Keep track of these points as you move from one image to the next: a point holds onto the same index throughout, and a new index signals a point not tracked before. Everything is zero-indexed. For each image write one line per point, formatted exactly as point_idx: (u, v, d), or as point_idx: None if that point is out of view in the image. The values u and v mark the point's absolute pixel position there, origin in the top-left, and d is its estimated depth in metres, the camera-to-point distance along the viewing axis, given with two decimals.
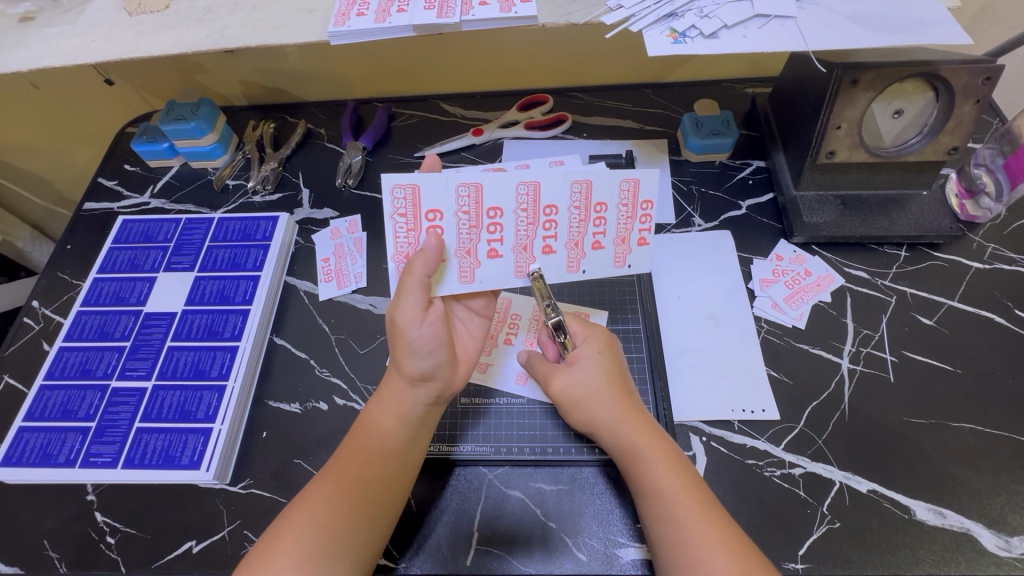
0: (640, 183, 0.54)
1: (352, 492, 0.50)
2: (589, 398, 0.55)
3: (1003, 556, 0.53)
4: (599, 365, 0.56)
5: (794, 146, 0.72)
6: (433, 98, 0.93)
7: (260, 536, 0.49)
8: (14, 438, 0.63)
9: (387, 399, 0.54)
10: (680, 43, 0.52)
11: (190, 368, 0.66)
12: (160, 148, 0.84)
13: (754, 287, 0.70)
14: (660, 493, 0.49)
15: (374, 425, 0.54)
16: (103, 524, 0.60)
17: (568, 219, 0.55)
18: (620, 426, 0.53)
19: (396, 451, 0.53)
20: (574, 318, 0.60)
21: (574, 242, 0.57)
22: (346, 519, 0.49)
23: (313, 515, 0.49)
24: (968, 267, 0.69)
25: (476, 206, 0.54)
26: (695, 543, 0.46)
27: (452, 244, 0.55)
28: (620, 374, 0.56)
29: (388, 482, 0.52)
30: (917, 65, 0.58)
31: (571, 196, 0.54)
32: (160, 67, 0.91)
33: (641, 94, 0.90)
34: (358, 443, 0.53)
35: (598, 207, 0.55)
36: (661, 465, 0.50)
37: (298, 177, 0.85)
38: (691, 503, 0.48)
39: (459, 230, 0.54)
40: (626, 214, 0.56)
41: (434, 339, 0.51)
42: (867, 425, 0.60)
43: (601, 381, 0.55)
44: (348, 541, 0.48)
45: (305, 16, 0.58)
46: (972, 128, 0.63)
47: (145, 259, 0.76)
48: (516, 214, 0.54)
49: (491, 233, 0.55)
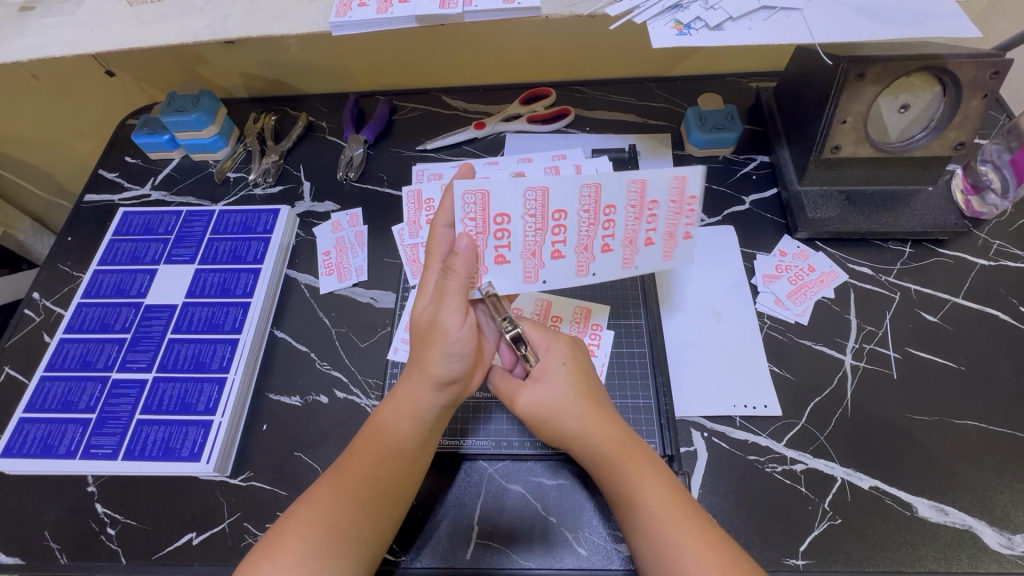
0: (688, 179, 0.52)
1: (362, 491, 0.50)
2: (556, 413, 0.54)
3: (1005, 554, 0.52)
4: (565, 377, 0.55)
5: (799, 141, 0.72)
6: (435, 91, 0.92)
7: (265, 532, 0.49)
8: (15, 429, 0.63)
9: (402, 399, 0.54)
10: (685, 35, 0.51)
11: (191, 360, 0.66)
12: (161, 140, 0.84)
13: (757, 283, 0.69)
14: (639, 503, 0.48)
15: (388, 425, 0.53)
16: (104, 515, 0.60)
17: (625, 218, 0.54)
18: (589, 437, 0.53)
19: (409, 451, 0.53)
20: (533, 326, 0.58)
21: (629, 240, 0.55)
22: (356, 518, 0.49)
23: (321, 513, 0.48)
24: (973, 264, 0.69)
25: (542, 209, 0.53)
26: (675, 550, 0.46)
27: (520, 246, 0.54)
28: (589, 383, 0.56)
29: (400, 482, 0.52)
30: (925, 59, 0.57)
31: (628, 195, 0.53)
32: (161, 58, 0.91)
33: (644, 88, 0.90)
34: (369, 443, 0.53)
35: (651, 206, 0.53)
36: (636, 475, 0.50)
37: (299, 170, 0.85)
38: (672, 510, 0.48)
39: (526, 233, 0.54)
40: (675, 210, 0.54)
41: (468, 343, 0.52)
42: (869, 422, 0.60)
43: (569, 393, 0.54)
44: (358, 538, 0.48)
45: (306, 6, 0.58)
46: (979, 124, 0.63)
47: (146, 251, 0.75)
48: (578, 215, 0.54)
49: (556, 235, 0.54)
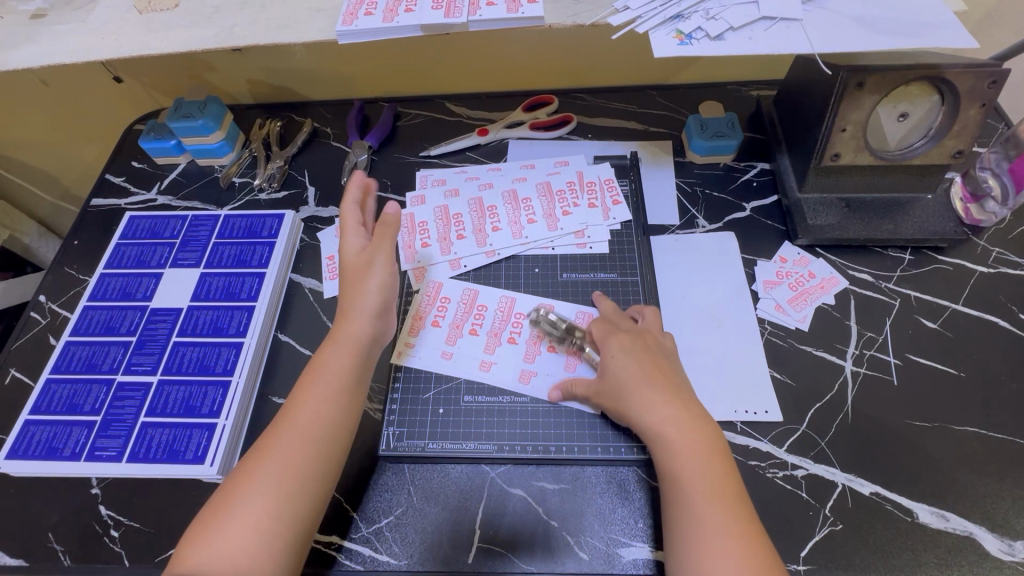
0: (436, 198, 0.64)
1: (285, 465, 0.49)
2: (620, 391, 0.56)
3: (1005, 560, 0.53)
4: (635, 361, 0.56)
5: (799, 149, 0.72)
6: (439, 98, 0.93)
7: (197, 514, 0.49)
8: (21, 430, 0.64)
9: (324, 367, 0.55)
10: (686, 44, 0.52)
11: (196, 363, 0.66)
12: (168, 145, 0.85)
13: (758, 289, 0.70)
14: (685, 484, 0.50)
15: (310, 397, 0.53)
16: (108, 517, 0.61)
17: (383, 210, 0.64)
18: (648, 415, 0.53)
19: (333, 422, 0.53)
20: (597, 324, 0.62)
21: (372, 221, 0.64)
22: (281, 494, 0.48)
23: (245, 491, 0.48)
24: (972, 271, 0.69)
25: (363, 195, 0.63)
26: (712, 535, 0.47)
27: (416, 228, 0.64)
28: (660, 368, 0.56)
29: (323, 457, 0.51)
30: (923, 69, 0.58)
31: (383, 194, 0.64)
32: (169, 64, 0.92)
33: (646, 96, 0.91)
34: (290, 419, 0.52)
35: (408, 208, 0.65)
36: (686, 458, 0.51)
37: (304, 176, 0.86)
38: (714, 496, 0.49)
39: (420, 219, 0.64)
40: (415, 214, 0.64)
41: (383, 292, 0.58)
42: (869, 427, 0.60)
43: (637, 376, 0.55)
44: (286, 515, 0.48)
45: (313, 14, 0.58)
46: (977, 132, 0.63)
47: (152, 255, 0.76)
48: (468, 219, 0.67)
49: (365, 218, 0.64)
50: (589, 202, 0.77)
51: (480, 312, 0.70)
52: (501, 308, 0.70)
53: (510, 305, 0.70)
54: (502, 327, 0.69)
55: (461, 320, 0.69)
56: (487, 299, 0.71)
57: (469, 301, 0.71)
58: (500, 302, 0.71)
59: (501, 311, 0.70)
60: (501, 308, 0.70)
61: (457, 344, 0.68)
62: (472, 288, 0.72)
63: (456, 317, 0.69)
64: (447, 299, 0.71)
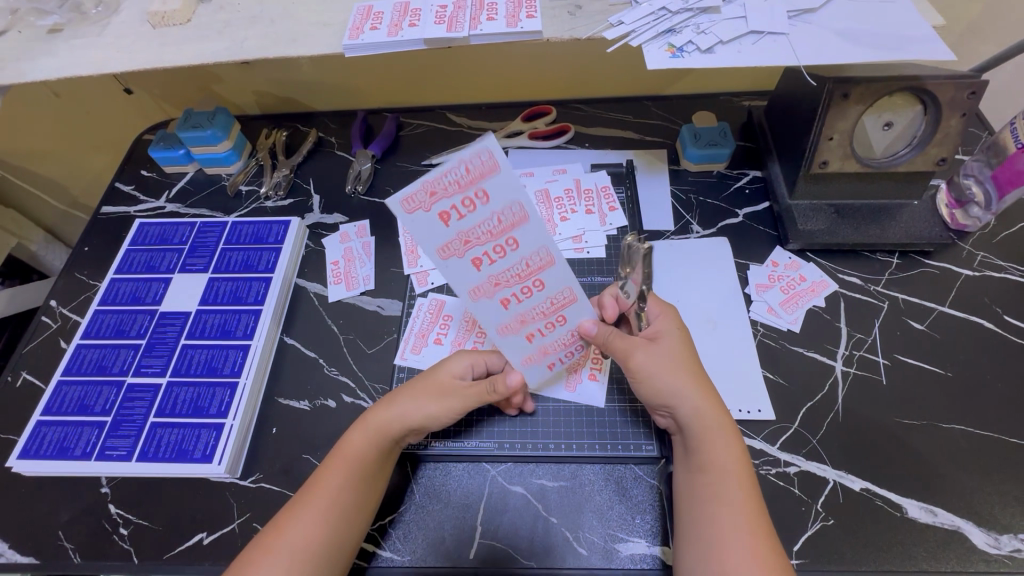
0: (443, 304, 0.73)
1: (329, 511, 0.52)
2: (673, 370, 0.56)
3: (992, 553, 0.54)
4: (682, 346, 0.58)
5: (789, 157, 0.75)
6: (441, 109, 0.96)
7: (245, 548, 0.51)
8: (33, 431, 0.65)
9: (371, 423, 0.57)
10: (677, 57, 0.55)
11: (204, 365, 0.68)
12: (177, 154, 0.87)
13: (751, 292, 0.72)
14: (722, 468, 0.51)
15: (354, 450, 0.55)
16: (117, 516, 0.62)
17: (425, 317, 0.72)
18: (699, 401, 0.54)
19: (371, 469, 0.55)
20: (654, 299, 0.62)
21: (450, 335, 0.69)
22: (323, 536, 0.51)
23: (292, 534, 0.51)
24: (958, 274, 0.72)
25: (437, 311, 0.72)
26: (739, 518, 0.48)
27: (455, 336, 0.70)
28: (695, 361, 0.58)
29: (362, 503, 0.54)
30: (904, 80, 0.61)
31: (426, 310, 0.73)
32: (178, 76, 0.95)
33: (641, 106, 0.93)
34: (332, 467, 0.55)
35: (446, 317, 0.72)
36: (727, 446, 0.52)
37: (309, 183, 0.88)
38: (743, 487, 0.50)
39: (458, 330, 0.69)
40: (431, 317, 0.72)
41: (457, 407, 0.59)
42: (859, 425, 0.62)
43: (676, 363, 0.56)
44: (326, 558, 0.51)
45: (321, 29, 0.61)
46: (959, 140, 0.66)
47: (161, 260, 0.78)
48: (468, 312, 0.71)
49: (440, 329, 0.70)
50: (586, 208, 0.79)
51: (527, 285, 0.52)
52: (552, 300, 0.54)
53: (563, 301, 0.54)
54: None
55: (476, 239, 0.47)
56: (552, 278, 0.52)
57: (507, 219, 0.46)
58: (540, 253, 0.50)
59: (535, 288, 0.52)
60: (535, 285, 0.52)
61: (442, 258, 0.47)
62: (524, 209, 0.46)
63: (475, 227, 0.46)
64: (483, 199, 0.44)
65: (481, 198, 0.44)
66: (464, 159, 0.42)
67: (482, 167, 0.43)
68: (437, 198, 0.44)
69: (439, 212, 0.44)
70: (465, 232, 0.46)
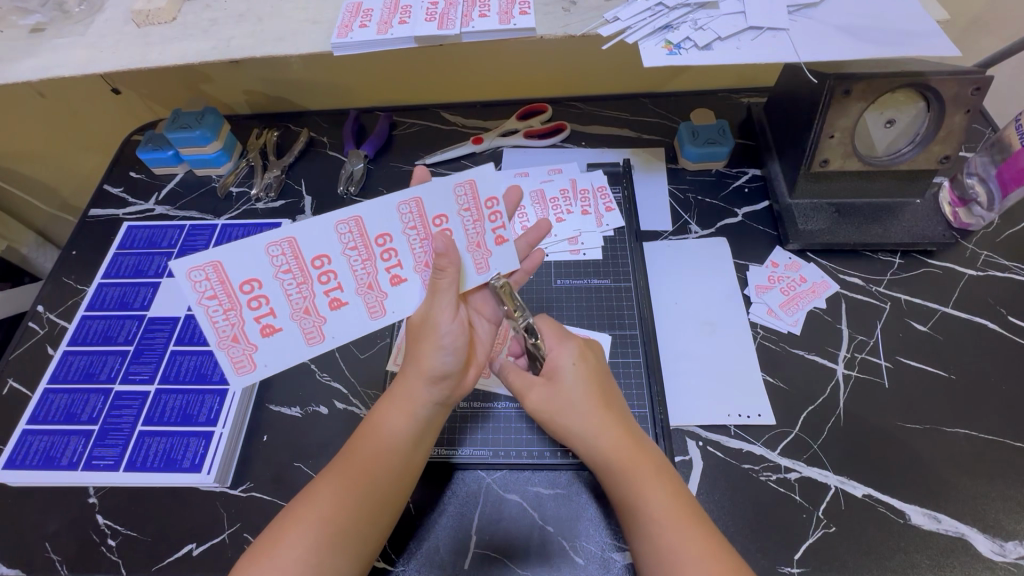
0: (298, 241, 0.51)
1: (356, 488, 0.50)
2: (565, 410, 0.55)
3: (997, 561, 0.53)
4: (578, 376, 0.56)
5: (789, 155, 0.73)
6: (434, 107, 0.95)
7: (268, 524, 0.49)
8: (18, 440, 0.64)
9: (399, 400, 0.54)
10: (674, 54, 0.53)
11: (193, 372, 0.67)
12: (165, 155, 0.86)
13: (750, 294, 0.71)
14: (642, 508, 0.49)
15: (383, 422, 0.53)
16: (105, 526, 0.61)
17: (347, 264, 0.53)
18: (597, 438, 0.53)
19: (402, 449, 0.53)
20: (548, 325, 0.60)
21: (367, 285, 0.54)
22: (349, 515, 0.49)
23: (317, 509, 0.49)
24: (962, 274, 0.70)
25: (362, 239, 0.52)
26: (676, 554, 0.46)
27: (352, 283, 0.53)
28: (600, 385, 0.57)
29: (391, 483, 0.52)
30: (907, 76, 0.60)
31: (274, 261, 0.51)
32: (167, 76, 0.93)
33: (639, 104, 0.92)
34: (363, 442, 0.53)
35: (379, 240, 0.53)
36: (643, 481, 0.51)
37: (300, 185, 0.87)
38: (675, 517, 0.48)
39: (353, 268, 0.53)
40: (360, 257, 0.53)
41: (460, 336, 0.53)
42: (862, 430, 0.60)
43: (580, 395, 0.55)
44: (351, 538, 0.49)
45: (308, 27, 0.59)
46: (963, 137, 0.64)
47: (150, 264, 0.77)
48: (347, 255, 0.52)
49: (325, 283, 0.52)
50: (582, 209, 0.78)
51: (383, 247, 0.53)
52: (410, 225, 0.53)
53: (420, 208, 0.53)
54: (370, 269, 0.53)
55: (303, 298, 0.52)
56: (383, 225, 0.52)
57: (289, 258, 0.51)
58: (342, 233, 0.52)
59: (412, 229, 0.53)
60: (410, 223, 0.53)
61: (337, 311, 0.54)
62: (284, 240, 0.50)
63: (290, 297, 0.52)
64: (253, 283, 0.51)
65: (244, 289, 0.51)
66: (196, 296, 0.49)
67: (215, 277, 0.49)
68: (244, 337, 0.52)
69: (223, 340, 0.51)
70: (296, 305, 0.52)
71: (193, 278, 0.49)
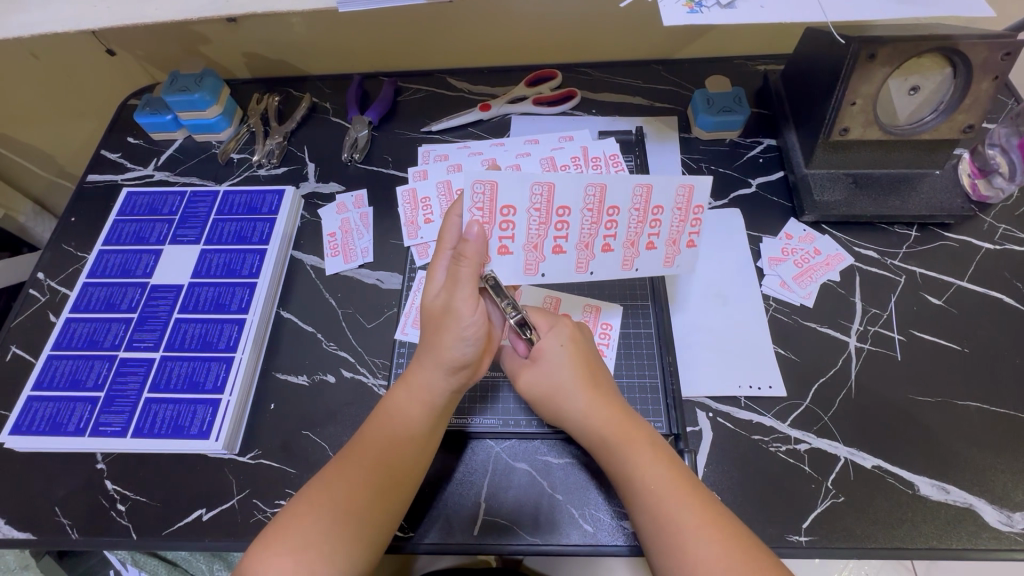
0: (555, 187, 0.54)
1: (371, 475, 0.50)
2: (557, 393, 0.56)
3: (1004, 531, 0.54)
4: (566, 359, 0.56)
5: (806, 124, 0.71)
6: (439, 73, 0.92)
7: (282, 507, 0.50)
8: (24, 406, 0.64)
9: (415, 385, 0.54)
10: (696, 12, 0.50)
11: (198, 340, 0.66)
12: (164, 120, 0.83)
13: (763, 266, 0.69)
14: (639, 485, 0.49)
15: (399, 411, 0.54)
16: (114, 492, 0.61)
17: (581, 219, 0.56)
18: (589, 418, 0.54)
19: (418, 438, 0.53)
20: (536, 311, 0.60)
21: (584, 243, 0.58)
22: (364, 500, 0.49)
23: (331, 496, 0.49)
24: (978, 248, 0.69)
25: (598, 203, 0.56)
26: (674, 527, 0.46)
27: (576, 237, 0.57)
28: (591, 364, 0.57)
29: (409, 467, 0.52)
30: (936, 39, 0.57)
31: (532, 198, 0.54)
32: (163, 37, 0.90)
33: (651, 71, 0.89)
34: (379, 429, 0.53)
35: (611, 211, 0.56)
36: (635, 454, 0.51)
37: (303, 151, 0.84)
38: (675, 487, 0.49)
39: (583, 225, 0.57)
40: (591, 219, 0.56)
41: (480, 327, 0.53)
42: (874, 402, 0.60)
43: (568, 375, 0.56)
44: (365, 523, 0.49)
45: None
46: (989, 106, 0.62)
47: (151, 231, 0.75)
48: (582, 213, 0.56)
49: (558, 230, 0.56)
50: None
51: (610, 217, 0.57)
52: (636, 207, 0.56)
53: (646, 196, 0.56)
54: (592, 232, 0.57)
55: (539, 234, 0.56)
56: (618, 199, 0.56)
57: (544, 198, 0.55)
58: (588, 193, 0.55)
59: (636, 210, 0.56)
60: (636, 205, 0.56)
61: (556, 256, 0.58)
62: (546, 182, 0.54)
63: (530, 232, 0.56)
64: (510, 209, 0.54)
65: (500, 211, 0.54)
66: (468, 205, 0.53)
67: (487, 195, 0.53)
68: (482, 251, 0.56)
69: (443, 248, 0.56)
70: (530, 239, 0.56)
71: (474, 189, 0.52)
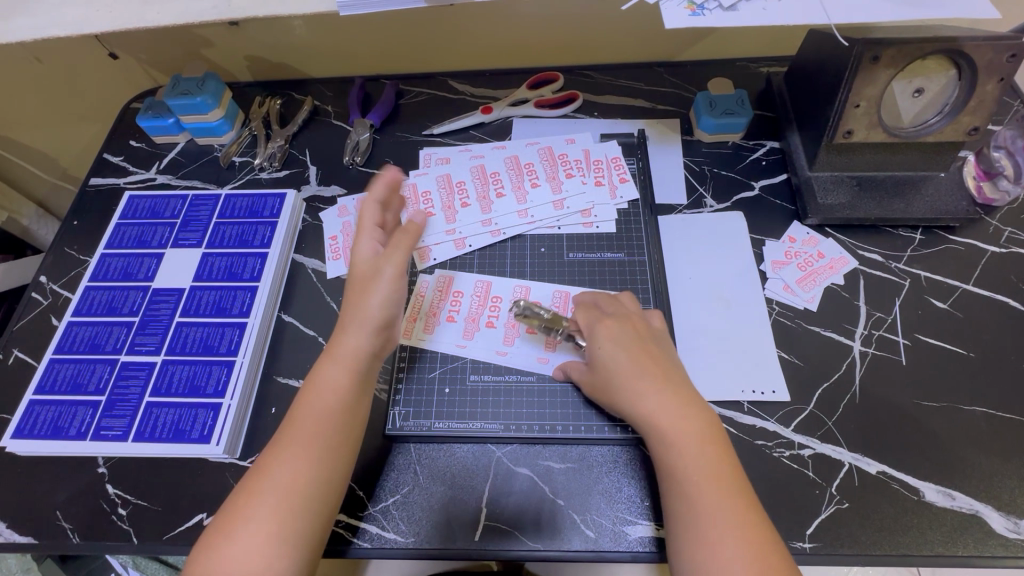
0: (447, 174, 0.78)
1: (311, 453, 0.50)
2: (614, 378, 0.56)
3: (1011, 538, 0.53)
4: (626, 349, 0.56)
5: (810, 127, 0.71)
6: (441, 76, 0.91)
7: (226, 500, 0.50)
8: (26, 410, 0.64)
9: (339, 354, 0.54)
10: (698, 15, 0.50)
11: (200, 344, 0.66)
12: (166, 123, 0.83)
13: (766, 269, 0.69)
14: (682, 475, 0.49)
15: (325, 380, 0.54)
16: (115, 496, 0.61)
17: (475, 186, 0.76)
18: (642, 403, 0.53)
19: (346, 406, 0.53)
20: (584, 310, 0.62)
21: (482, 199, 0.75)
22: (309, 478, 0.50)
23: (272, 481, 0.49)
24: (984, 251, 0.68)
25: (482, 172, 0.77)
26: (711, 520, 0.47)
27: (474, 197, 0.75)
28: (650, 353, 0.56)
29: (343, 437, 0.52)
30: (940, 41, 0.57)
31: (437, 182, 0.77)
32: (166, 41, 0.90)
33: (654, 73, 0.88)
34: (309, 406, 0.53)
35: (494, 175, 0.77)
36: (686, 444, 0.50)
37: (305, 154, 0.84)
38: (717, 483, 0.48)
39: (472, 189, 0.76)
40: (481, 183, 0.76)
41: (397, 286, 0.56)
42: (878, 407, 0.60)
43: (625, 362, 0.55)
44: (313, 504, 0.49)
45: None
46: (994, 108, 0.62)
47: (153, 235, 0.75)
48: (472, 181, 0.77)
49: (458, 196, 0.76)
50: (596, 179, 0.75)
51: (495, 179, 0.77)
52: (511, 168, 0.77)
53: (516, 160, 0.78)
54: (485, 191, 0.76)
55: (450, 201, 0.75)
56: (495, 166, 0.77)
57: (444, 181, 0.77)
58: (471, 169, 0.78)
59: (506, 173, 0.77)
60: (512, 167, 0.77)
61: (469, 213, 0.74)
62: (441, 174, 0.78)
63: (443, 202, 0.75)
64: (427, 192, 0.76)
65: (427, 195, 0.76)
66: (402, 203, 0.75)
67: (411, 193, 0.76)
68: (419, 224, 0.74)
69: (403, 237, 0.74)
70: (442, 207, 0.75)
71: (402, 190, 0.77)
